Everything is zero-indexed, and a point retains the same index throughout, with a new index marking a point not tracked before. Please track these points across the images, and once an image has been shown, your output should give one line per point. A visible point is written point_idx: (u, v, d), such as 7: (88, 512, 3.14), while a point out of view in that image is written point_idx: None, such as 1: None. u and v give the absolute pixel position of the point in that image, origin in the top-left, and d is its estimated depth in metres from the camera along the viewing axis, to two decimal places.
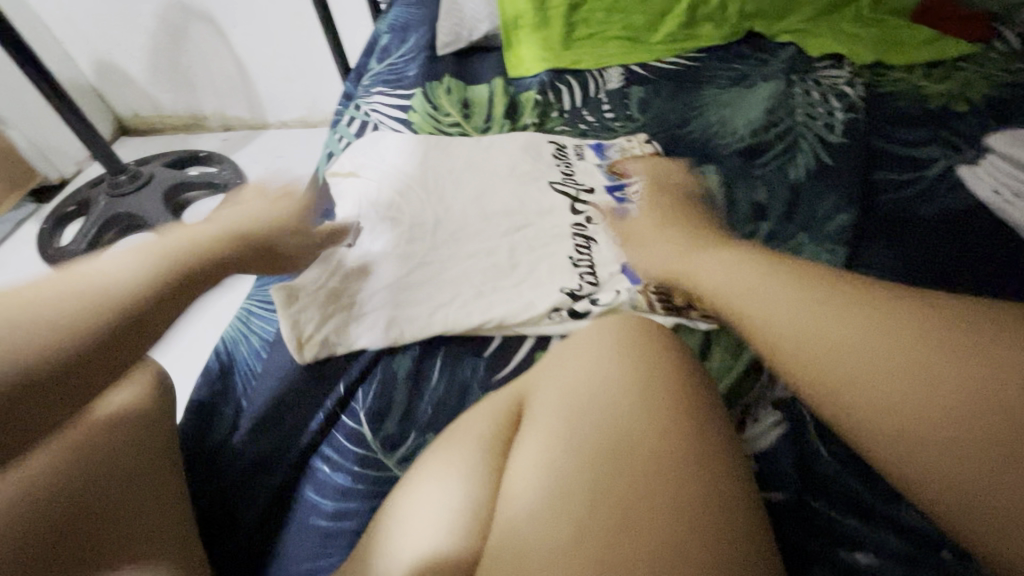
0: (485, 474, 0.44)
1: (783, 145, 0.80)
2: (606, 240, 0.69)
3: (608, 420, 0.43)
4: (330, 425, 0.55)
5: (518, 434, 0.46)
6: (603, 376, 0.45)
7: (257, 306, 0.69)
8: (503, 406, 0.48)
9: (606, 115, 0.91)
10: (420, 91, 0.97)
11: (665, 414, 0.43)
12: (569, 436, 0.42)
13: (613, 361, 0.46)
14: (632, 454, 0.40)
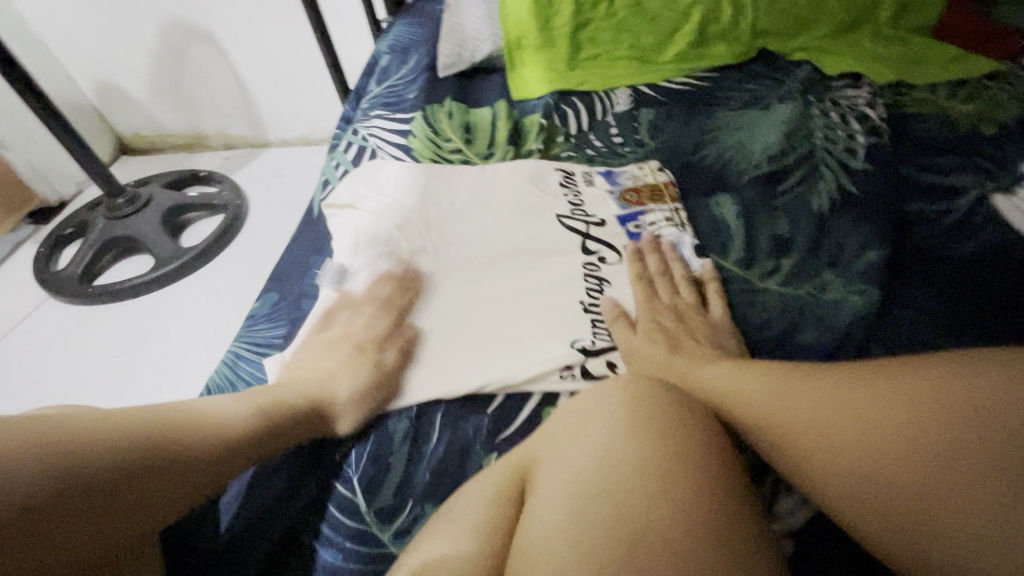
0: (488, 562, 0.39)
1: (803, 172, 0.76)
2: (620, 283, 0.66)
3: (622, 498, 0.38)
4: (322, 491, 0.51)
5: (523, 513, 0.41)
6: (618, 448, 0.41)
7: (247, 349, 0.66)
8: (507, 478, 0.44)
9: (614, 140, 0.87)
10: (420, 115, 0.93)
11: (686, 492, 0.38)
12: (582, 522, 0.38)
13: (629, 429, 0.42)
14: (654, 547, 0.36)
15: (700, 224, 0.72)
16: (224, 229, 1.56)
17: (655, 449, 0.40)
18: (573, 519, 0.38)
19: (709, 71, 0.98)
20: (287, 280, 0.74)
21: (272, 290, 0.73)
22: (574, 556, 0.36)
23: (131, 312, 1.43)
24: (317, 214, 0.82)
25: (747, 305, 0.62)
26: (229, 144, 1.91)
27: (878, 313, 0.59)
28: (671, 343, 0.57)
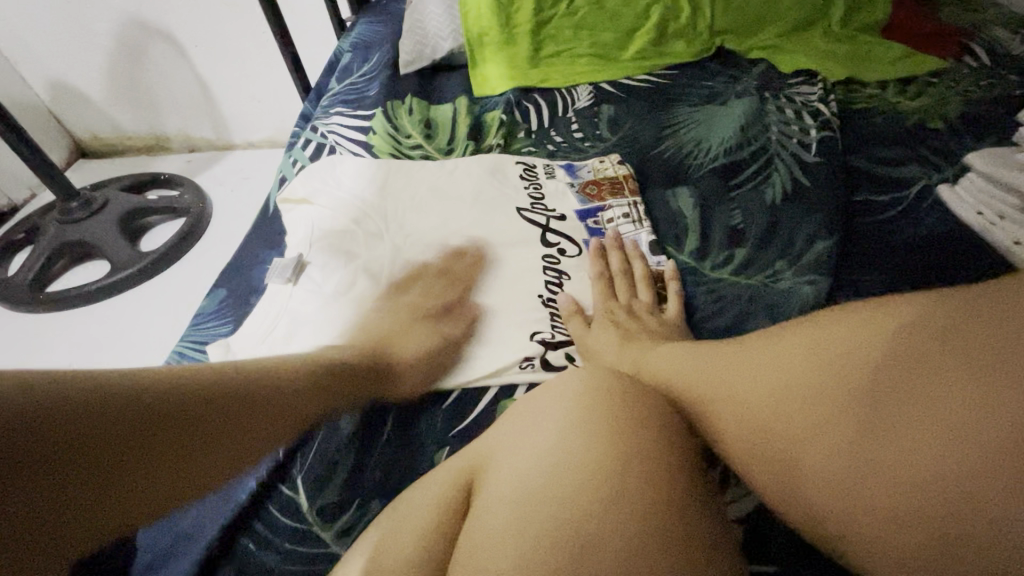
0: (432, 558, 0.38)
1: (758, 166, 0.77)
2: (580, 276, 0.66)
3: (566, 482, 0.38)
4: (263, 494, 0.49)
5: (470, 507, 0.41)
6: (566, 439, 0.40)
7: (192, 348, 0.63)
8: (456, 475, 0.43)
9: (575, 136, 0.87)
10: (380, 111, 0.92)
11: (627, 471, 0.38)
12: (528, 515, 0.37)
13: (578, 421, 0.41)
14: (598, 535, 0.35)
15: (659, 219, 0.72)
16: (184, 233, 1.51)
17: (599, 430, 0.40)
18: (519, 505, 0.38)
19: (669, 69, 0.99)
20: (239, 279, 0.71)
21: (221, 289, 0.71)
22: (518, 545, 0.36)
23: (85, 320, 1.37)
24: (273, 212, 0.79)
25: (703, 295, 0.63)
26: (192, 147, 1.86)
27: (828, 301, 0.60)
28: (629, 336, 0.57)
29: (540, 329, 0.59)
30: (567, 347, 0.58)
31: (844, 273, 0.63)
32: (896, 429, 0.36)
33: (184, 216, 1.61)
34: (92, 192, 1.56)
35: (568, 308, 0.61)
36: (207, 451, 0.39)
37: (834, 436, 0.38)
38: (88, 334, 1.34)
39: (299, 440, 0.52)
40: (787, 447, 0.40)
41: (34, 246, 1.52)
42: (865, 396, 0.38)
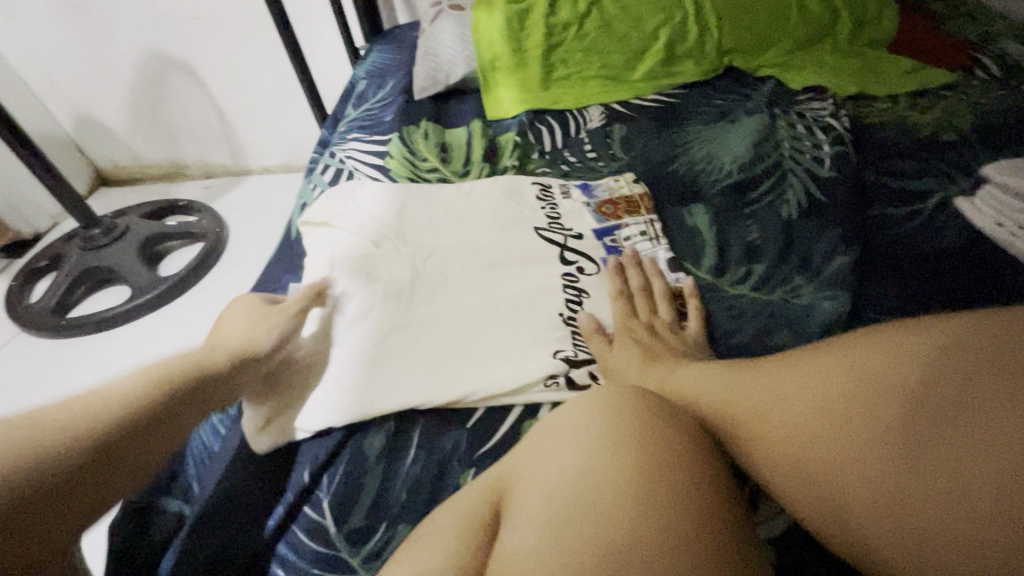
0: None
1: (772, 182, 0.77)
2: (599, 294, 0.66)
3: (603, 496, 0.38)
4: (290, 519, 0.50)
5: (500, 531, 0.40)
6: (593, 458, 0.40)
7: None
8: (483, 498, 0.43)
9: (588, 156, 0.88)
10: (396, 136, 0.94)
11: (661, 483, 0.38)
12: (560, 537, 0.37)
13: (603, 439, 0.41)
14: (633, 554, 0.35)
15: (677, 237, 0.73)
16: (202, 258, 1.54)
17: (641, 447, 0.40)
18: (553, 521, 0.37)
19: (678, 89, 1.01)
20: None
21: None
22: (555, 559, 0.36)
23: (106, 345, 1.39)
24: (294, 237, 0.81)
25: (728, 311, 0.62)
26: (208, 174, 1.91)
27: (851, 316, 0.59)
28: (653, 354, 0.57)
29: (561, 347, 0.59)
30: (590, 365, 0.58)
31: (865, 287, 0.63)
32: (941, 459, 0.35)
33: (202, 241, 1.64)
34: (114, 220, 1.60)
35: (589, 326, 0.61)
36: (142, 440, 0.43)
37: (876, 457, 0.37)
38: (107, 359, 1.36)
39: (325, 463, 0.52)
40: (822, 470, 0.39)
41: (57, 272, 1.55)
42: (911, 423, 0.38)
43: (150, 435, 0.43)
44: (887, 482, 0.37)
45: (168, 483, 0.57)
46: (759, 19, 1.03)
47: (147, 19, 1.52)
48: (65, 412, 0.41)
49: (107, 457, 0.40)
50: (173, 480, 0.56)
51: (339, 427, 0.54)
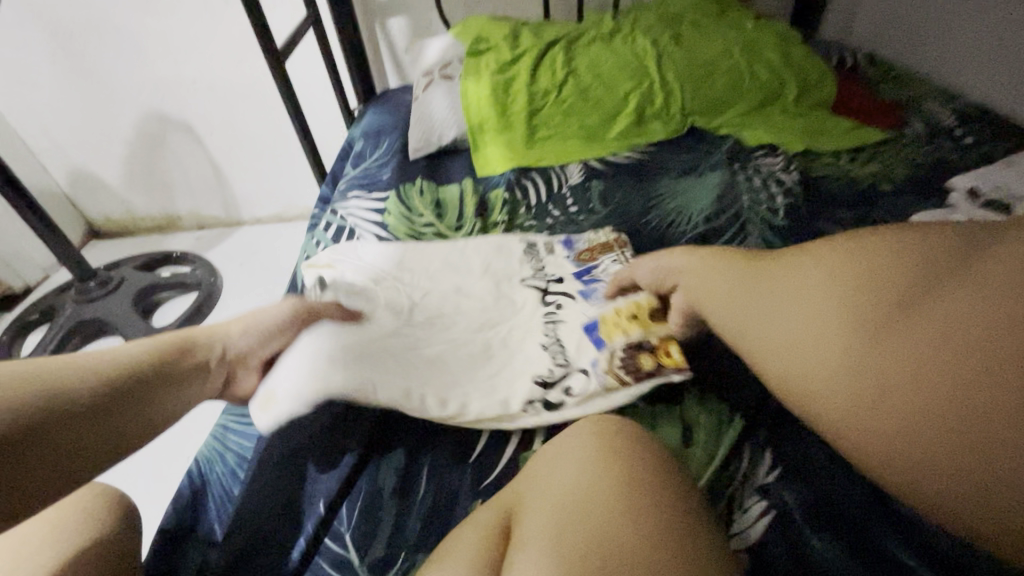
0: None
1: (734, 231, 0.87)
2: (572, 322, 0.71)
3: (602, 503, 0.44)
4: (313, 550, 0.54)
5: (506, 549, 0.45)
6: (587, 477, 0.47)
7: (234, 419, 0.68)
8: (490, 521, 0.48)
9: (570, 209, 0.97)
10: (394, 194, 1.02)
11: (645, 495, 0.45)
12: (562, 544, 0.42)
13: (595, 462, 0.48)
14: (624, 555, 0.41)
15: None
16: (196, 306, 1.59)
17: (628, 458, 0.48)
18: (553, 530, 0.43)
19: (649, 146, 1.12)
20: None
21: None
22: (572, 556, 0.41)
23: None
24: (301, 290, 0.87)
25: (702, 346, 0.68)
26: (202, 225, 1.96)
27: None
28: (622, 371, 0.61)
29: (538, 372, 0.64)
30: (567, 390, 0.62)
31: None
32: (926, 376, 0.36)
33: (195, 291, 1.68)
34: (109, 272, 1.64)
35: (566, 353, 0.67)
36: (115, 410, 0.47)
37: (863, 383, 0.39)
38: None
39: (342, 493, 0.57)
40: (818, 402, 0.42)
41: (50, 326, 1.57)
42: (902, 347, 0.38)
43: (123, 406, 0.48)
44: (903, 448, 0.37)
45: (192, 525, 0.58)
46: (717, 85, 1.16)
47: (150, 83, 1.61)
48: (45, 381, 0.45)
49: (80, 416, 0.44)
50: (197, 520, 0.58)
51: (349, 454, 0.59)
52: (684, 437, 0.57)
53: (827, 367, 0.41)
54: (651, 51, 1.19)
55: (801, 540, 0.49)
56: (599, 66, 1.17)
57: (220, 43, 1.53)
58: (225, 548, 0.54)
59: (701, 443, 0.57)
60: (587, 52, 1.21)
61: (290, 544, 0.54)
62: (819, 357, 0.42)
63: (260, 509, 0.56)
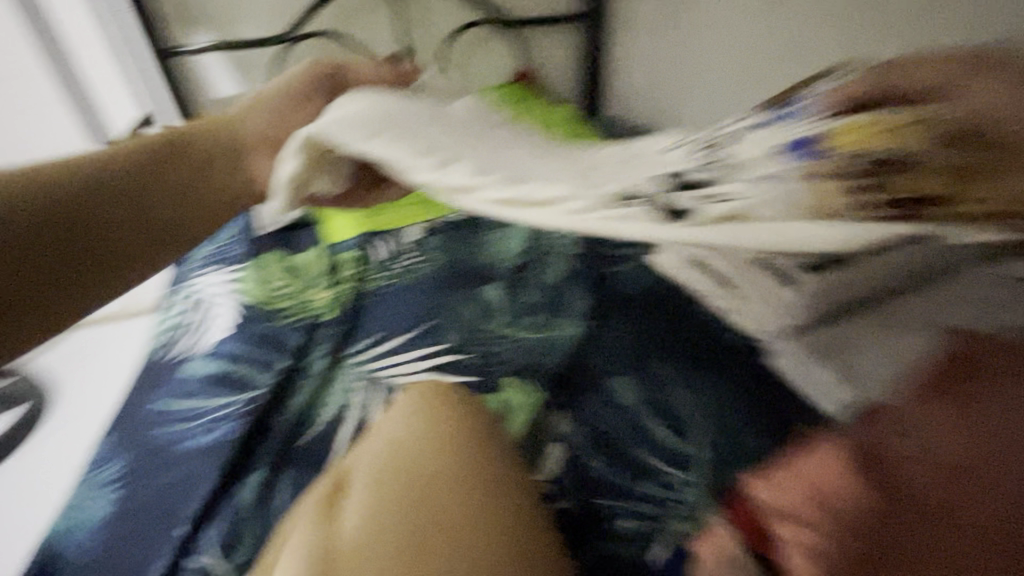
0: (308, 539, 0.49)
1: (541, 258, 1.08)
2: (418, 344, 0.86)
3: (412, 453, 0.54)
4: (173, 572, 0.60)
5: (335, 503, 0.52)
6: (402, 438, 0.56)
7: (90, 484, 0.72)
8: (321, 489, 0.54)
9: (411, 258, 1.13)
10: (250, 263, 1.11)
11: (449, 438, 0.56)
12: (382, 490, 0.51)
13: (408, 428, 0.58)
14: (428, 484, 0.51)
15: (472, 304, 0.96)
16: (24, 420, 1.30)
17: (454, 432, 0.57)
18: (376, 481, 0.52)
19: None
20: (128, 414, 0.81)
21: (114, 428, 0.80)
22: (392, 519, 0.48)
23: None
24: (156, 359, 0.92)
25: (511, 345, 0.85)
26: None
27: (590, 338, 0.85)
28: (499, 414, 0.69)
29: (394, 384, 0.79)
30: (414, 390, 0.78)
31: (604, 318, 0.90)
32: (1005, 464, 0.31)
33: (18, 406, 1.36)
34: None
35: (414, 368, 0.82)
36: None
37: (985, 504, 0.31)
38: None
39: (205, 513, 0.64)
40: (952, 499, 0.31)
41: None
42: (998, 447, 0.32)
43: None
44: (991, 514, 0.30)
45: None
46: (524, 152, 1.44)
47: None
48: None
49: None
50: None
51: (210, 483, 0.66)
52: (505, 414, 0.72)
53: (943, 442, 0.33)
54: None
55: (584, 466, 0.65)
56: None
57: (47, 143, 1.55)
58: None
59: (518, 416, 0.72)
60: None
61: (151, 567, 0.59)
62: (928, 448, 0.33)
63: (124, 555, 0.63)
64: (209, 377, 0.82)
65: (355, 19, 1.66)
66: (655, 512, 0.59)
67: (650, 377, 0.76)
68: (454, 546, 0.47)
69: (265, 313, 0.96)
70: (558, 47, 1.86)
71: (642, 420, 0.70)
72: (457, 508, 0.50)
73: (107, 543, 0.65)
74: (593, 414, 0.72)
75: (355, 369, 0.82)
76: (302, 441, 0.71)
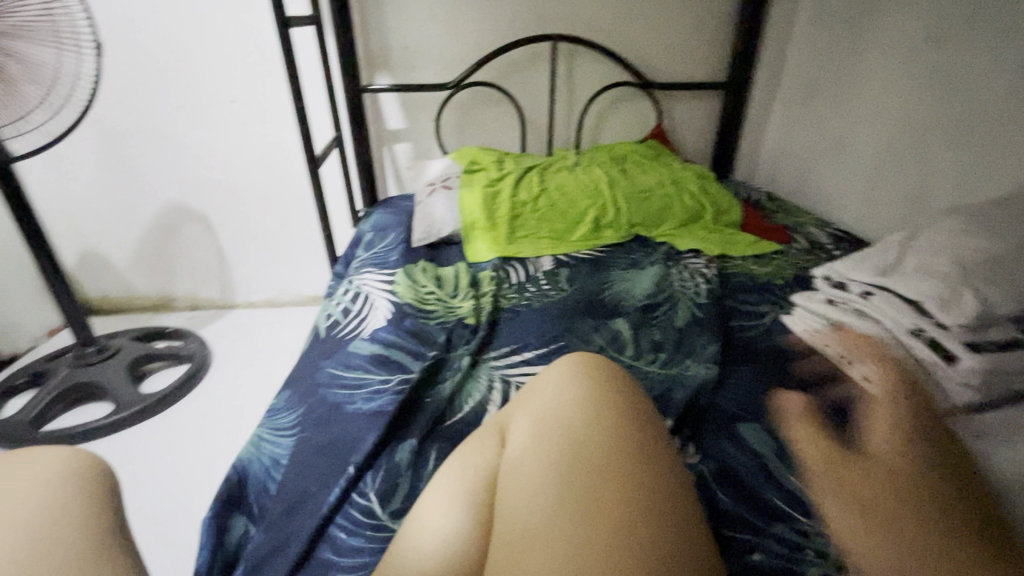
0: (477, 475, 0.56)
1: (668, 304, 1.13)
2: (542, 360, 0.95)
3: (564, 410, 0.58)
4: (343, 501, 0.68)
5: (493, 445, 0.59)
6: (554, 394, 0.60)
7: (269, 432, 0.85)
8: (486, 433, 0.62)
9: (544, 286, 1.22)
10: (401, 271, 1.26)
11: (602, 410, 0.57)
12: (535, 440, 0.56)
13: (558, 384, 0.61)
14: (578, 446, 0.54)
15: (601, 333, 1.03)
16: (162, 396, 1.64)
17: (620, 456, 0.53)
18: (529, 430, 0.57)
19: (602, 248, 1.42)
20: (297, 379, 0.94)
21: (286, 390, 0.93)
22: (554, 504, 0.49)
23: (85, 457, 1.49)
24: (325, 335, 1.05)
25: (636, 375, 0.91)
26: (195, 305, 2.21)
27: (717, 384, 0.88)
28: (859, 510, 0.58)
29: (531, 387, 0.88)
30: None
31: (730, 370, 0.93)
32: None
33: (133, 407, 1.59)
34: (108, 341, 1.77)
35: None
36: None
37: None
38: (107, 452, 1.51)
39: (369, 461, 0.73)
40: None
41: (40, 388, 1.65)
42: None
43: None
44: None
45: (238, 501, 0.74)
46: (654, 205, 1.51)
47: (178, 182, 1.94)
48: None
49: None
50: (242, 497, 0.75)
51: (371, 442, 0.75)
52: None
53: None
54: (603, 179, 1.55)
55: (713, 496, 0.68)
56: (565, 186, 1.52)
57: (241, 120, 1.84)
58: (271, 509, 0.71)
59: None
60: (556, 176, 1.56)
61: (325, 495, 0.69)
62: None
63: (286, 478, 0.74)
64: (370, 356, 0.95)
65: (512, 72, 1.85)
66: (789, 552, 0.61)
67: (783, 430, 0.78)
68: (610, 521, 0.47)
69: (419, 314, 1.09)
70: (691, 111, 1.93)
71: (768, 462, 0.73)
72: (605, 472, 0.51)
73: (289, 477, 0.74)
74: (724, 452, 0.74)
75: (493, 371, 0.92)
76: (453, 421, 0.81)
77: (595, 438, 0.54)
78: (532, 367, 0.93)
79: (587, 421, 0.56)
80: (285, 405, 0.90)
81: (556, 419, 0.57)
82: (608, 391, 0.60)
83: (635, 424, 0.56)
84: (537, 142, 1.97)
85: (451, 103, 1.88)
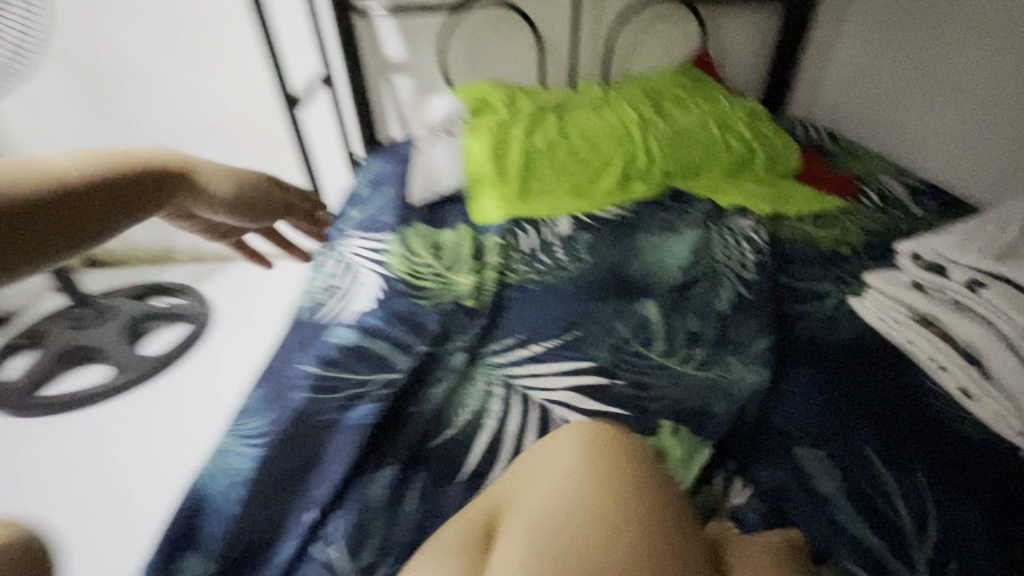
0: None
1: (707, 281, 0.94)
2: (554, 358, 0.80)
3: (568, 510, 0.48)
4: (304, 552, 0.59)
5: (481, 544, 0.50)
6: (559, 482, 0.50)
7: (231, 441, 0.74)
8: (473, 520, 0.53)
9: (559, 256, 1.04)
10: (394, 236, 1.08)
11: (614, 513, 0.47)
12: (530, 551, 0.46)
13: (563, 469, 0.51)
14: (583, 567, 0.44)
15: (625, 320, 0.86)
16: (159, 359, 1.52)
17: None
18: (524, 533, 0.48)
19: (629, 206, 1.21)
20: (267, 375, 0.81)
21: (254, 387, 0.80)
22: None
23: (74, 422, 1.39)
24: (304, 319, 0.91)
25: (664, 380, 0.75)
26: (196, 257, 2.10)
27: (766, 395, 0.72)
28: None
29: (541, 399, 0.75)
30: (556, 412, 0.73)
31: (785, 373, 0.76)
32: None
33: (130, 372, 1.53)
34: (104, 300, 1.69)
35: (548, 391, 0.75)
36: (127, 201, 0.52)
37: None
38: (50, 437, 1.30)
39: (336, 501, 0.62)
40: None
41: (39, 349, 1.60)
42: None
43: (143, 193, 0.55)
44: None
45: (191, 534, 0.64)
46: (694, 151, 1.27)
47: None
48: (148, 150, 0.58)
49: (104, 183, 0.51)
50: (195, 530, 0.64)
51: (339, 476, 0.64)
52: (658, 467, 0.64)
53: None
54: (634, 120, 1.31)
55: None
56: (588, 129, 1.29)
57: None
58: (224, 551, 0.61)
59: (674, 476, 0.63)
60: (578, 116, 1.32)
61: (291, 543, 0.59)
62: None
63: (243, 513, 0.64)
64: (351, 349, 0.81)
65: None
66: None
67: (849, 466, 0.63)
68: None
69: (411, 294, 0.93)
70: (743, 32, 1.61)
71: (832, 503, 0.60)
72: None
73: (247, 512, 0.64)
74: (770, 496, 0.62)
75: (493, 373, 0.78)
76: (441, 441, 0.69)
77: (606, 559, 0.45)
78: (542, 370, 0.78)
79: (597, 532, 0.46)
80: (249, 408, 0.77)
81: (558, 525, 0.47)
82: (622, 484, 0.50)
83: (655, 533, 0.46)
84: (558, 72, 1.69)
85: (456, 26, 1.60)
